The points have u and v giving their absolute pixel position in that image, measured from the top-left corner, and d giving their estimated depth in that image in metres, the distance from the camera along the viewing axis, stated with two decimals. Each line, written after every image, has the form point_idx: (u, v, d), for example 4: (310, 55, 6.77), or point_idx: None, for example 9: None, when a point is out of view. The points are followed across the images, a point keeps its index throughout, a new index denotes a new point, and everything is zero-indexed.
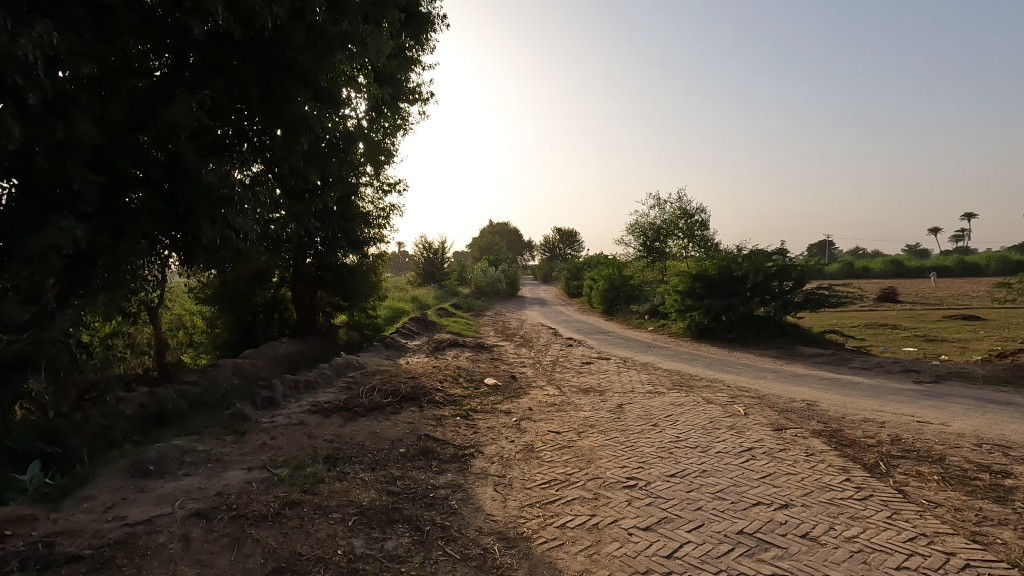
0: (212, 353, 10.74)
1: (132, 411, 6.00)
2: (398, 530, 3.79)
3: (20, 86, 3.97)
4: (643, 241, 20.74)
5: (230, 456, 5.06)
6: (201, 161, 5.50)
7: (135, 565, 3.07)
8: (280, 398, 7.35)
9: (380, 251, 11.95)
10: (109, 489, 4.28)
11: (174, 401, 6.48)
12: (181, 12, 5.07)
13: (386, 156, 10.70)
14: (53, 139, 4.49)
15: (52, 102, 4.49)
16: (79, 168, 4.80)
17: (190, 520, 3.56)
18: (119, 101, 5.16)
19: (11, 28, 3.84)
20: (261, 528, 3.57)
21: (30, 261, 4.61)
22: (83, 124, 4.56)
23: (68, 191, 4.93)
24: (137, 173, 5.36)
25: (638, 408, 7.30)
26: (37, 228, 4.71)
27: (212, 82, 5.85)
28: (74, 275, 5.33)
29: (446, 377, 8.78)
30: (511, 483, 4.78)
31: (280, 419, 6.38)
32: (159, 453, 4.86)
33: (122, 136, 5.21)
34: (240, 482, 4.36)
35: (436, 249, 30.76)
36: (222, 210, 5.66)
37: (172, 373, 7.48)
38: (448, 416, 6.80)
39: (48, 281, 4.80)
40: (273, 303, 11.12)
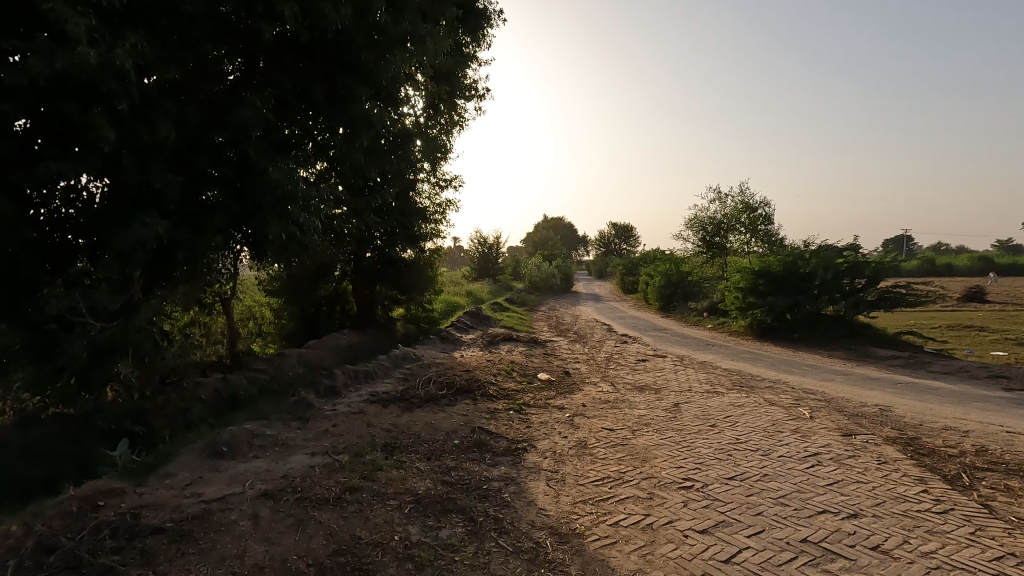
0: (279, 343, 11.31)
1: (207, 395, 6.47)
2: (452, 520, 3.87)
3: (113, 92, 4.41)
4: (702, 236, 20.05)
5: (295, 441, 5.31)
6: (269, 160, 5.80)
7: (210, 538, 3.26)
8: (342, 387, 7.61)
9: (437, 246, 12.18)
10: (187, 467, 4.59)
11: (246, 387, 6.93)
12: (253, 18, 5.39)
13: (444, 153, 10.90)
14: (139, 142, 4.88)
15: (139, 107, 4.89)
16: (161, 169, 5.17)
17: (259, 500, 3.77)
18: (196, 105, 5.54)
19: (108, 40, 4.32)
20: (323, 511, 3.74)
21: (120, 254, 5.02)
22: (164, 126, 4.94)
23: (152, 189, 5.32)
24: (212, 173, 5.73)
25: (696, 407, 7.10)
26: (125, 223, 5.10)
27: (282, 84, 6.16)
28: (156, 269, 5.67)
29: (500, 371, 8.87)
30: (563, 479, 4.78)
31: (341, 408, 6.63)
32: (232, 435, 5.15)
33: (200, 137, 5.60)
34: (303, 466, 4.56)
35: (491, 244, 31.14)
36: (287, 206, 5.96)
37: (243, 361, 7.95)
38: (502, 409, 6.88)
39: (135, 274, 5.19)
40: (335, 296, 11.57)
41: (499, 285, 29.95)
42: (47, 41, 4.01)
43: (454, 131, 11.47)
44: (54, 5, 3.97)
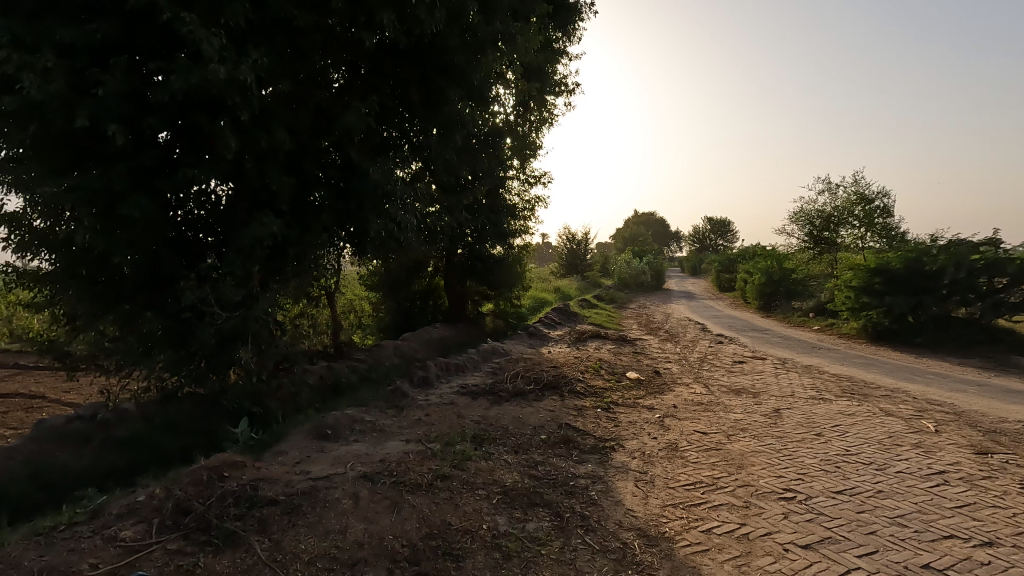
0: (377, 334, 11.94)
1: (314, 381, 7.00)
2: (538, 513, 3.91)
3: (237, 104, 4.89)
4: (809, 231, 18.59)
5: (391, 427, 5.60)
6: (370, 162, 6.16)
7: (317, 513, 3.51)
8: (434, 377, 7.91)
9: (525, 242, 12.29)
10: (297, 446, 4.98)
11: (347, 375, 7.42)
12: (357, 28, 5.73)
13: (534, 150, 10.96)
14: (259, 148, 5.37)
15: (258, 117, 5.38)
16: (276, 172, 5.66)
17: (359, 481, 4.01)
18: (306, 112, 6.00)
19: (234, 57, 4.79)
20: (417, 495, 3.92)
21: (242, 251, 5.55)
22: (279, 133, 5.40)
23: (269, 192, 5.83)
24: (320, 175, 6.17)
25: (799, 414, 6.63)
26: (246, 223, 5.64)
27: (382, 89, 6.51)
28: (272, 265, 6.23)
29: (587, 369, 8.79)
30: (652, 480, 4.66)
31: (433, 398, 6.90)
32: (336, 419, 5.51)
33: (310, 142, 6.07)
34: (399, 452, 4.81)
35: (580, 240, 30.88)
36: (386, 204, 6.28)
37: (345, 350, 8.50)
38: (589, 407, 6.82)
39: (253, 269, 5.71)
40: (428, 291, 12.00)
41: (588, 281, 29.66)
42: (185, 61, 4.55)
43: (543, 128, 11.50)
44: (191, 27, 4.47)
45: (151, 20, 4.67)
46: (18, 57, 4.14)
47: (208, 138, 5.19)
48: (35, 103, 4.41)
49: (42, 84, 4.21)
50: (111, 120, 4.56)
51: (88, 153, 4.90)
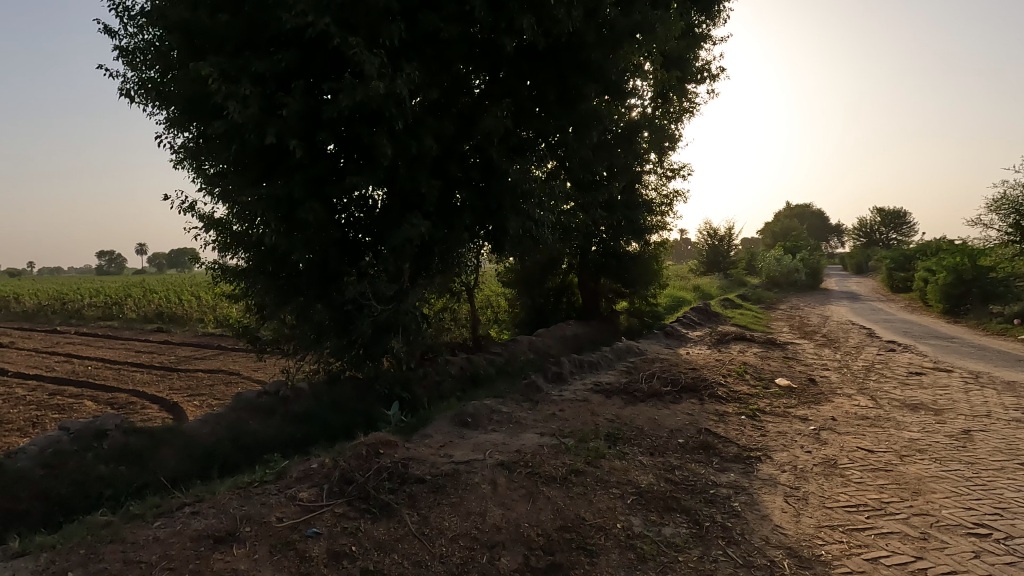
0: (511, 329, 12.33)
1: (455, 371, 7.45)
2: (675, 519, 3.78)
3: (393, 114, 5.38)
4: (1014, 221, 15.53)
5: (526, 420, 5.76)
6: (508, 162, 6.39)
7: (459, 494, 3.74)
8: (568, 374, 7.97)
9: (662, 239, 11.87)
10: (441, 430, 5.33)
11: (485, 367, 7.79)
12: (498, 34, 5.98)
13: (673, 142, 10.54)
14: (410, 154, 5.86)
15: (410, 126, 5.87)
16: (425, 177, 6.12)
17: (497, 469, 4.20)
18: (451, 119, 6.41)
19: (390, 72, 5.27)
20: (551, 487, 4.00)
21: (395, 250, 6.08)
22: (427, 139, 5.84)
23: (418, 195, 6.33)
24: (462, 177, 6.55)
25: (997, 438, 5.60)
26: (398, 224, 6.17)
27: (520, 90, 6.72)
28: (420, 263, 6.60)
29: (730, 373, 8.25)
30: (805, 498, 4.26)
31: (567, 394, 6.96)
32: (475, 408, 5.79)
33: (455, 146, 6.49)
34: (534, 444, 4.93)
35: (722, 235, 28.99)
36: (523, 203, 6.48)
37: (482, 344, 8.90)
38: (732, 413, 6.41)
39: (404, 266, 6.23)
40: (562, 288, 12.09)
41: (731, 280, 27.74)
42: (351, 80, 5.11)
43: (683, 119, 11.01)
44: (356, 49, 4.99)
45: (323, 45, 5.30)
46: (225, 87, 4.95)
47: (367, 147, 5.77)
48: (236, 125, 5.24)
49: (242, 109, 4.99)
50: (292, 136, 5.26)
51: (274, 166, 5.72)
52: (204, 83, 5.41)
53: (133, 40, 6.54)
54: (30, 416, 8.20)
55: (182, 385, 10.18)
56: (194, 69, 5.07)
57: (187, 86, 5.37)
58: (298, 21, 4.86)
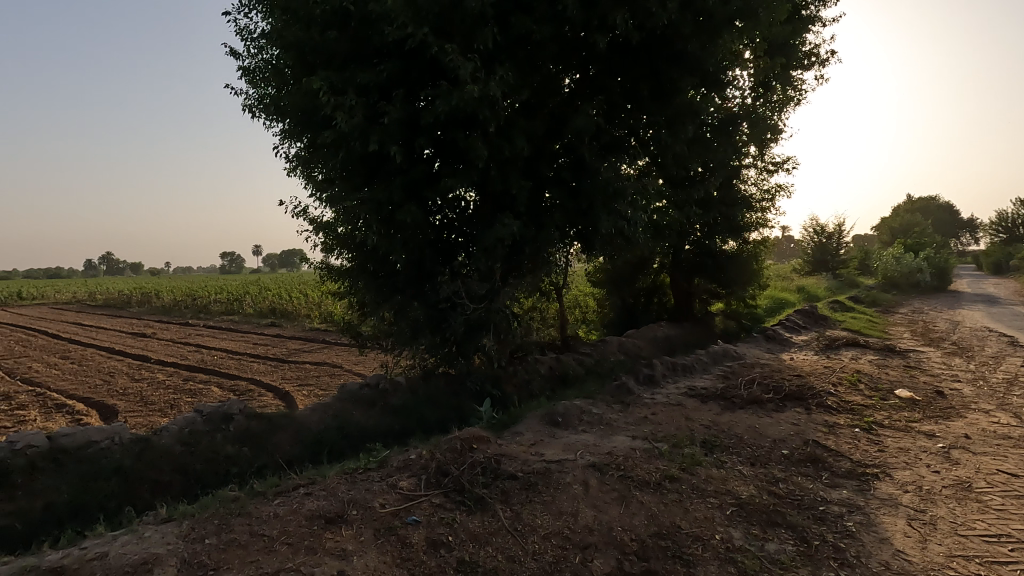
0: (600, 330, 12.17)
1: (544, 371, 7.48)
2: (780, 535, 3.55)
3: (486, 117, 5.50)
4: None
5: (618, 422, 5.66)
6: (600, 160, 6.32)
7: (551, 493, 3.75)
8: (660, 377, 7.73)
9: (763, 236, 11.18)
10: (532, 428, 5.38)
11: (574, 367, 7.76)
12: (590, 31, 5.94)
13: (775, 134, 9.90)
14: (502, 156, 5.97)
15: (502, 128, 5.97)
16: (517, 178, 6.20)
17: (589, 470, 4.16)
18: (542, 119, 6.45)
19: (484, 76, 5.40)
20: (645, 492, 3.91)
21: (487, 250, 6.21)
22: (519, 140, 5.92)
23: (509, 195, 6.42)
24: (553, 177, 6.57)
25: None
26: (490, 224, 6.30)
27: (612, 87, 6.62)
28: (511, 262, 6.68)
29: (841, 381, 7.61)
30: (933, 523, 3.84)
31: (660, 398, 6.76)
32: (566, 408, 5.78)
33: (546, 146, 6.52)
34: (626, 447, 4.84)
35: (831, 232, 26.80)
36: (615, 202, 6.38)
37: (571, 344, 8.86)
38: (844, 425, 5.91)
39: (495, 266, 6.34)
40: (653, 288, 11.75)
41: (841, 280, 25.56)
42: (447, 86, 5.28)
43: (787, 108, 10.31)
44: (452, 55, 5.16)
45: (421, 55, 5.53)
46: (334, 99, 5.30)
47: (461, 150, 5.95)
48: (343, 133, 5.60)
49: (348, 119, 5.32)
50: (392, 143, 5.54)
51: (375, 172, 6.05)
52: (315, 96, 5.83)
53: (254, 60, 7.20)
54: (169, 399, 9.27)
55: (293, 375, 11.07)
56: (306, 83, 5.48)
57: (300, 99, 5.82)
58: (398, 33, 5.10)
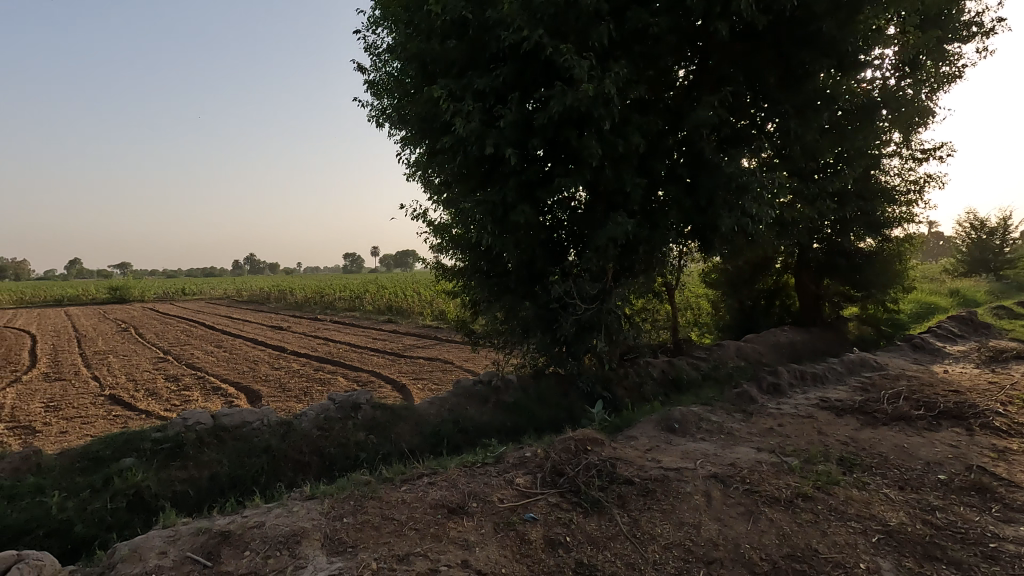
0: (715, 334, 11.58)
1: (657, 374, 7.25)
2: (941, 571, 3.13)
3: (601, 115, 5.43)
4: None
5: (740, 432, 5.32)
6: (720, 154, 6.00)
7: (671, 502, 3.60)
8: (787, 386, 7.16)
9: (908, 233, 9.97)
10: (647, 433, 5.22)
11: (689, 372, 7.45)
12: (712, 19, 5.66)
13: (926, 117, 8.79)
14: (617, 154, 5.86)
15: (617, 125, 5.87)
16: (631, 175, 6.06)
17: (710, 481, 3.94)
18: (658, 114, 6.25)
19: (600, 73, 5.33)
20: (775, 509, 3.63)
21: (599, 250, 6.12)
22: (634, 137, 5.77)
23: (623, 194, 6.29)
24: (668, 174, 6.34)
25: None
26: (603, 224, 6.21)
27: (735, 77, 6.24)
28: (623, 262, 6.52)
29: (1012, 400, 6.55)
30: None
31: (787, 408, 6.25)
32: (682, 414, 5.53)
33: (661, 141, 6.30)
34: (750, 459, 4.53)
35: (994, 227, 23.27)
36: (737, 197, 6.02)
37: (685, 347, 8.52)
38: (1018, 451, 5.09)
39: (608, 266, 6.23)
40: (776, 290, 10.95)
41: (1007, 283, 22.07)
42: (562, 86, 5.28)
43: (941, 87, 9.10)
44: (567, 55, 5.14)
45: (536, 57, 5.57)
46: (453, 106, 5.50)
47: (575, 150, 5.92)
48: (461, 138, 5.80)
49: (466, 124, 5.50)
50: (507, 145, 5.63)
51: (490, 174, 6.19)
52: (434, 104, 6.10)
53: (379, 74, 7.71)
54: (303, 386, 10.26)
55: (409, 369, 11.76)
56: (427, 92, 5.75)
57: (421, 108, 6.11)
58: (515, 36, 5.19)
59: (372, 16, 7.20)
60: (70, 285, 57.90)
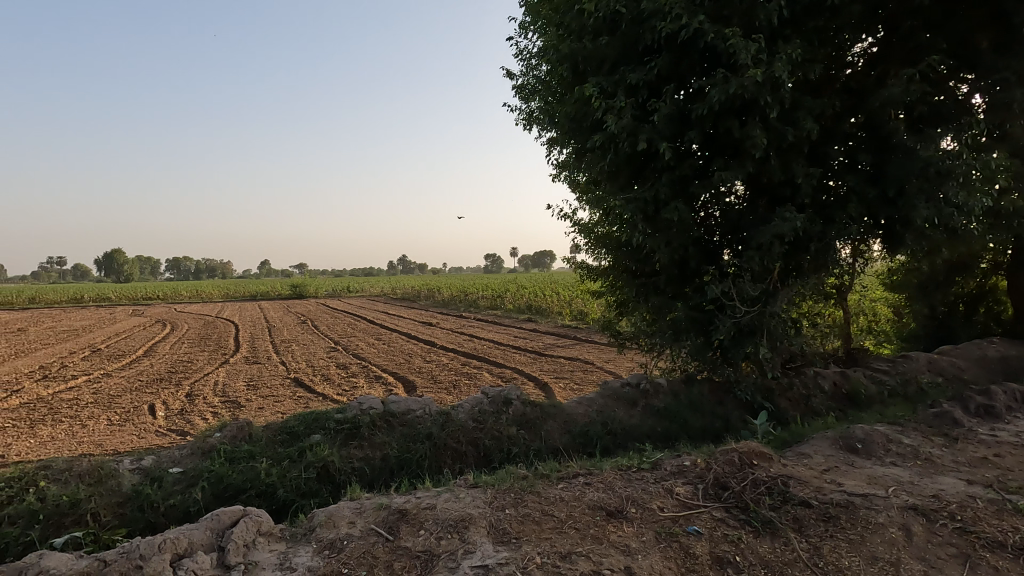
0: (896, 344, 10.11)
1: (828, 387, 6.51)
2: None
3: (768, 100, 4.99)
4: None
5: (943, 460, 4.53)
6: (916, 136, 5.20)
7: (859, 532, 3.16)
8: (1002, 410, 5.96)
9: None
10: (822, 451, 4.67)
11: (867, 386, 6.58)
12: None
13: None
14: (785, 142, 5.34)
15: (786, 111, 5.36)
16: (802, 165, 5.48)
17: (909, 512, 3.39)
18: (834, 96, 5.60)
19: (768, 56, 4.90)
20: (1000, 557, 3.02)
21: (763, 248, 5.61)
22: (806, 123, 5.22)
23: (791, 186, 5.72)
24: (847, 162, 5.65)
25: None
26: (767, 220, 5.70)
27: (935, 44, 5.36)
28: (789, 261, 5.89)
29: None
30: None
31: (1005, 435, 5.21)
32: (865, 433, 4.87)
33: (838, 125, 5.62)
34: (960, 493, 3.83)
35: None
36: (938, 186, 5.16)
37: (861, 358, 7.54)
38: None
39: (772, 265, 5.70)
40: (980, 294, 9.24)
41: None
42: (724, 74, 4.94)
43: None
44: (731, 39, 4.81)
45: (694, 45, 5.29)
46: (605, 103, 5.42)
47: (736, 140, 5.51)
48: (612, 135, 5.69)
49: (618, 121, 5.38)
50: (661, 139, 5.41)
51: (640, 171, 6.01)
52: (584, 103, 6.08)
53: (527, 78, 7.87)
54: (452, 379, 10.91)
55: (549, 367, 11.94)
56: (579, 91, 5.74)
57: (571, 108, 6.11)
58: (672, 26, 4.98)
59: (522, 22, 7.37)
60: (262, 283, 67.88)
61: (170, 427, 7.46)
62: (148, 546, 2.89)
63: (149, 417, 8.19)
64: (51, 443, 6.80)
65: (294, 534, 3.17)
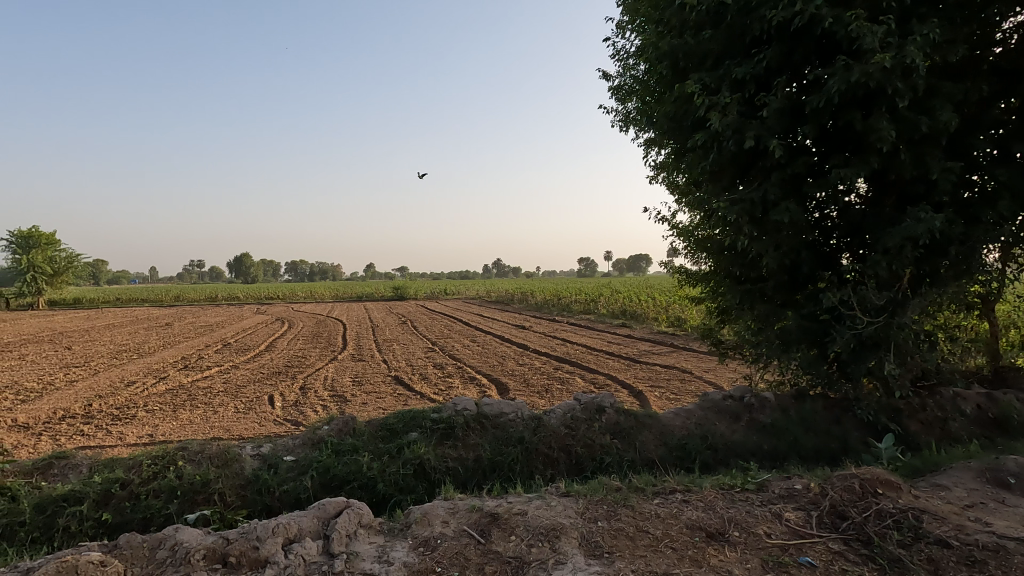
0: None
1: (969, 410, 5.73)
2: None
3: (899, 88, 4.48)
4: None
5: None
6: None
7: None
8: None
9: None
10: (963, 484, 4.09)
11: (1021, 412, 5.71)
12: None
13: None
14: (918, 134, 4.77)
15: (920, 99, 4.79)
16: (939, 159, 4.87)
17: None
18: (979, 80, 4.94)
19: (898, 39, 4.41)
20: None
21: (891, 251, 5.02)
22: (944, 111, 4.64)
23: (925, 183, 5.10)
24: (996, 154, 4.95)
25: None
26: (896, 221, 5.10)
27: None
28: (923, 267, 5.24)
29: None
30: None
31: None
32: (1020, 466, 4.21)
33: (985, 113, 4.95)
34: None
35: None
36: None
37: (1013, 379, 6.57)
38: None
39: (902, 271, 5.09)
40: None
41: None
42: (844, 61, 4.50)
43: None
44: (853, 23, 4.38)
45: (809, 32, 4.89)
46: (708, 100, 5.13)
47: (858, 133, 5.00)
48: (715, 134, 5.38)
49: (722, 118, 5.08)
50: (771, 136, 5.03)
51: (746, 170, 5.62)
52: (685, 101, 5.82)
53: (624, 79, 7.70)
54: (545, 383, 10.94)
55: (644, 375, 11.60)
56: (679, 89, 5.49)
57: (671, 107, 5.87)
58: (785, 14, 4.63)
59: (620, 21, 7.22)
60: (368, 285, 72.32)
61: (286, 417, 8.13)
62: (263, 529, 3.13)
63: (269, 407, 8.99)
64: (189, 426, 7.67)
65: (392, 529, 3.31)
